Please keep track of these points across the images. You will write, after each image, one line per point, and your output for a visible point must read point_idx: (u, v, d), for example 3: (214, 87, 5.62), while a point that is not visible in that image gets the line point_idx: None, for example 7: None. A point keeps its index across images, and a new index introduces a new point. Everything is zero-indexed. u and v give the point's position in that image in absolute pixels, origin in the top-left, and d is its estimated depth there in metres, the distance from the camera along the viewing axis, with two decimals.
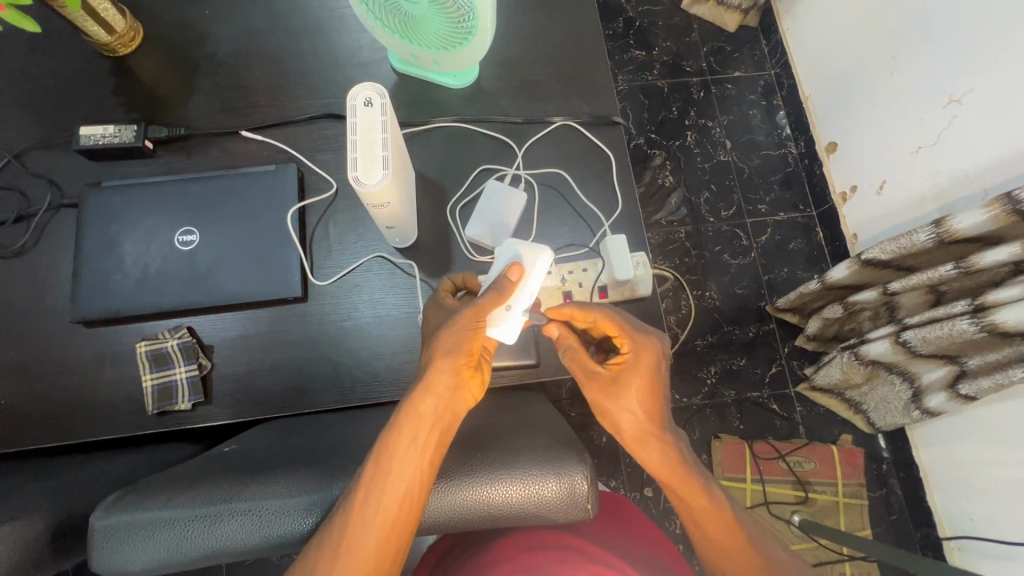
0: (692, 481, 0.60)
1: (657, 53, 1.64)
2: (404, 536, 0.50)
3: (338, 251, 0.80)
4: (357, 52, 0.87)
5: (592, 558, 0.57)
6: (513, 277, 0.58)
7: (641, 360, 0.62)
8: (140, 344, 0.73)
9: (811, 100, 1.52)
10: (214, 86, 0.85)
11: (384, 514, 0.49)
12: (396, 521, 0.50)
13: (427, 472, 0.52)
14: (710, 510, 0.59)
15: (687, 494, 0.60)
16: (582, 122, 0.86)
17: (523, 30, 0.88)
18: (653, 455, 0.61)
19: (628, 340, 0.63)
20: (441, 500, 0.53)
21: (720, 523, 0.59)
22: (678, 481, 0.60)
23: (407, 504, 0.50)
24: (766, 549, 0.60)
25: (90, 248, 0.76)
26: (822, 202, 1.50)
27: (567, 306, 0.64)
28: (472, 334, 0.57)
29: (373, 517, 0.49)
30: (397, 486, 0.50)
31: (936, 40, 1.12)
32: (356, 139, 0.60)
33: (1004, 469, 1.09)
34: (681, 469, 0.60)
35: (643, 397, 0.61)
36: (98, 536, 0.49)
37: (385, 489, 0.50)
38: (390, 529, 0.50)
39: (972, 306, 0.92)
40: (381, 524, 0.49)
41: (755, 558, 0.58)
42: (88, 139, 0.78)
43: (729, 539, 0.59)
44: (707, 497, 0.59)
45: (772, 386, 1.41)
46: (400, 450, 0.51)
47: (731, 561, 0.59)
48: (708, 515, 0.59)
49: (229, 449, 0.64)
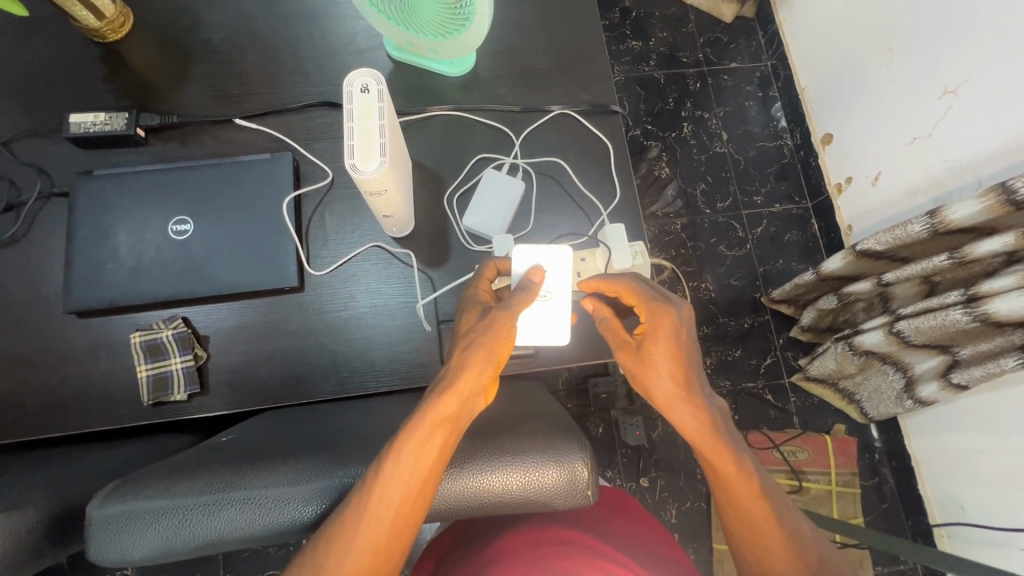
0: (720, 442, 0.59)
1: (653, 44, 1.63)
2: (408, 529, 0.50)
3: (335, 240, 0.79)
4: (353, 40, 0.86)
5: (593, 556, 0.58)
6: (535, 282, 0.65)
7: (659, 325, 0.62)
8: (134, 335, 0.72)
9: (807, 92, 1.52)
10: (206, 73, 0.84)
11: (388, 508, 0.49)
12: (404, 514, 0.49)
13: (436, 466, 0.51)
14: (739, 480, 0.58)
15: (714, 457, 0.59)
16: (580, 111, 0.85)
17: (520, 18, 0.88)
18: (683, 419, 0.61)
19: (646, 305, 0.64)
20: (443, 491, 0.53)
21: (747, 489, 0.58)
22: (707, 444, 0.59)
23: (413, 497, 0.50)
24: (791, 521, 0.58)
25: (82, 238, 0.75)
26: (817, 194, 1.51)
27: (593, 278, 0.68)
28: (504, 341, 0.58)
29: (375, 507, 0.49)
30: (404, 485, 0.49)
31: (932, 31, 1.12)
32: (353, 126, 0.60)
33: (994, 457, 1.11)
34: (708, 433, 0.59)
35: (666, 362, 0.62)
36: (95, 526, 0.49)
37: (388, 480, 0.49)
38: (393, 522, 0.49)
39: (966, 296, 0.92)
40: (383, 515, 0.49)
41: (778, 527, 0.57)
42: (78, 127, 0.77)
43: (755, 507, 0.57)
44: (734, 460, 0.58)
45: (767, 377, 1.43)
46: (406, 439, 0.50)
47: (757, 530, 0.57)
48: (739, 482, 0.58)
49: (225, 439, 0.64)
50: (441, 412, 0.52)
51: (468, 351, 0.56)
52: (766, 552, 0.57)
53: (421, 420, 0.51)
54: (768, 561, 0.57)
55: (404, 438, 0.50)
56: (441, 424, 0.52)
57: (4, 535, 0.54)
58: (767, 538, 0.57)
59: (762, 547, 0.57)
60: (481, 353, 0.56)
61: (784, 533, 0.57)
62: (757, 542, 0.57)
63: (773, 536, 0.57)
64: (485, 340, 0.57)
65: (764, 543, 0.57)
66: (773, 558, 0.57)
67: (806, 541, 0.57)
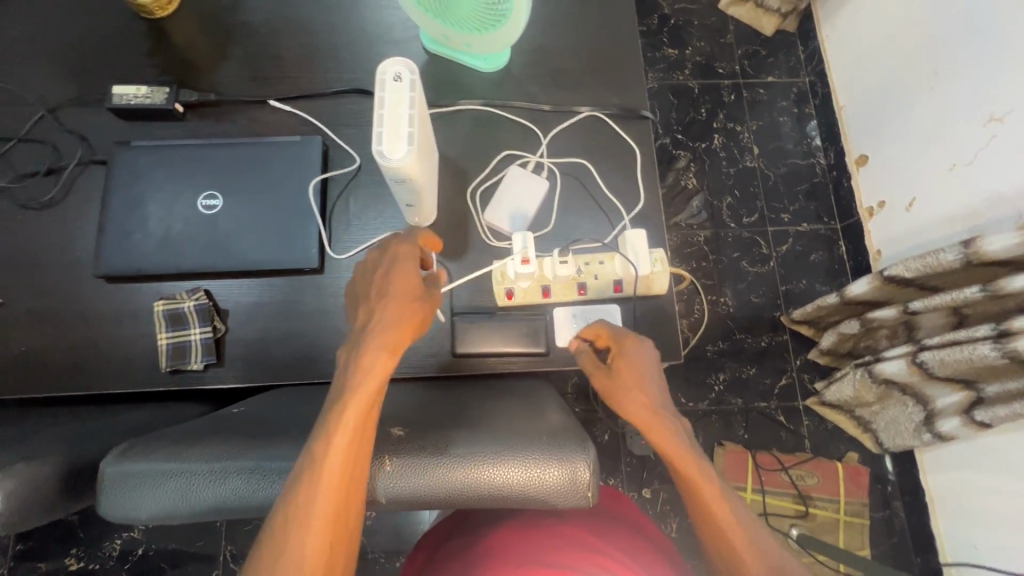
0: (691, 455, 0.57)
1: (689, 53, 1.61)
2: (356, 499, 0.49)
3: (357, 226, 0.80)
4: (389, 30, 0.87)
5: (592, 545, 0.58)
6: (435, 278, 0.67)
7: (623, 346, 0.67)
8: (157, 303, 0.75)
9: (845, 110, 1.49)
10: (246, 53, 0.86)
11: (336, 477, 0.48)
12: (355, 489, 0.49)
13: (369, 435, 0.50)
14: (708, 489, 0.54)
15: (692, 474, 0.55)
16: (610, 114, 0.85)
17: (557, 17, 0.88)
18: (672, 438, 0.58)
19: (604, 326, 0.71)
20: (399, 469, 0.52)
21: (728, 513, 0.53)
22: (679, 456, 0.56)
23: (359, 470, 0.49)
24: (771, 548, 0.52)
25: (116, 206, 0.77)
26: (847, 216, 1.47)
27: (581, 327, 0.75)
28: (416, 313, 0.59)
29: (327, 483, 0.47)
30: (348, 451, 0.48)
31: (981, 56, 1.09)
32: (383, 114, 0.60)
33: (1014, 500, 1.07)
34: (683, 449, 0.57)
35: (635, 379, 0.63)
36: (107, 483, 0.50)
37: (336, 458, 0.48)
38: (342, 493, 0.48)
39: (996, 331, 0.91)
40: (336, 492, 0.48)
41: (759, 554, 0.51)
42: (121, 99, 0.80)
43: (731, 528, 0.52)
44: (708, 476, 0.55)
45: (780, 398, 1.40)
46: (342, 416, 0.49)
47: (740, 556, 0.51)
48: (711, 497, 0.54)
49: (236, 410, 0.65)
50: (375, 377, 0.52)
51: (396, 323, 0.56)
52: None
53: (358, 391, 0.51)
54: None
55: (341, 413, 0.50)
56: (371, 389, 0.51)
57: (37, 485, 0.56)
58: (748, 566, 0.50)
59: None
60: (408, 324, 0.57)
61: (769, 558, 0.51)
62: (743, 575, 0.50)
63: (753, 560, 0.50)
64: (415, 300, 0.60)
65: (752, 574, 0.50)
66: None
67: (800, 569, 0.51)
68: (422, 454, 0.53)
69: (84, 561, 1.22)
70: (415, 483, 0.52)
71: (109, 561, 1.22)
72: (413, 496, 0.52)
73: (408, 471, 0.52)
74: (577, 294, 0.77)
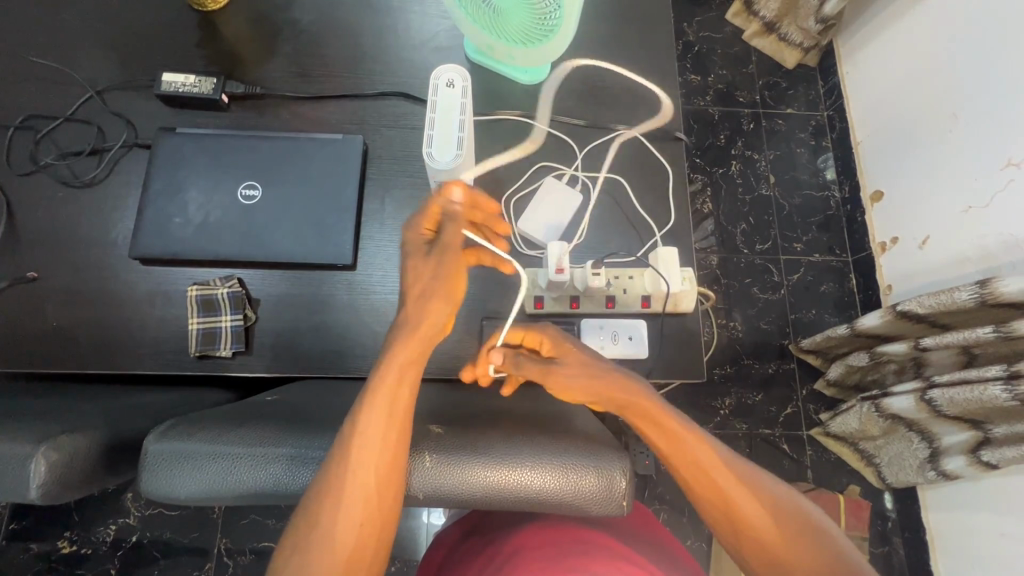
0: (678, 424, 0.58)
1: (711, 80, 1.64)
2: (390, 506, 0.51)
3: (390, 226, 0.81)
4: (435, 37, 0.89)
5: (619, 554, 0.59)
6: (457, 198, 0.56)
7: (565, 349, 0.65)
8: (191, 287, 0.76)
9: (862, 146, 1.51)
10: (292, 50, 0.88)
11: (365, 487, 0.50)
12: (384, 495, 0.51)
13: (400, 445, 0.52)
14: (682, 434, 0.58)
15: (694, 455, 0.57)
16: (645, 133, 0.87)
17: (598, 37, 0.90)
18: (663, 423, 0.58)
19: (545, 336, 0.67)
20: (430, 476, 0.53)
21: (738, 490, 0.56)
22: (653, 417, 0.59)
23: (391, 480, 0.51)
24: (760, 487, 0.56)
25: (156, 189, 0.78)
26: (859, 250, 1.49)
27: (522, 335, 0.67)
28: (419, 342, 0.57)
29: (353, 490, 0.50)
30: (377, 462, 0.51)
31: (1002, 102, 1.12)
32: (434, 117, 0.62)
33: (1014, 542, 1.07)
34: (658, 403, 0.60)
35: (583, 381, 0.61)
36: (151, 460, 0.52)
37: (357, 466, 0.50)
38: (376, 499, 0.51)
39: (1007, 372, 0.93)
40: (363, 496, 0.50)
41: (779, 525, 0.54)
42: (170, 86, 0.82)
43: (721, 477, 0.56)
44: (710, 453, 0.57)
45: (786, 426, 1.39)
46: (366, 426, 0.52)
47: (755, 531, 0.54)
48: (695, 448, 0.57)
49: (269, 398, 0.66)
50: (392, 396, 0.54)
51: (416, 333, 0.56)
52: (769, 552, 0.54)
53: (379, 404, 0.53)
54: (762, 539, 0.54)
55: (365, 423, 0.52)
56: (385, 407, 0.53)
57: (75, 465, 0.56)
58: (764, 537, 0.54)
59: (769, 550, 0.54)
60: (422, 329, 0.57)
61: (784, 524, 0.54)
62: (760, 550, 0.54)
63: (770, 532, 0.54)
64: (433, 287, 0.57)
65: (767, 546, 0.54)
66: (768, 534, 0.54)
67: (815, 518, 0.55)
68: (457, 451, 0.54)
69: (77, 544, 1.21)
70: (452, 481, 0.53)
71: (102, 546, 1.21)
72: (450, 492, 0.53)
73: (445, 466, 0.53)
74: (606, 306, 0.79)
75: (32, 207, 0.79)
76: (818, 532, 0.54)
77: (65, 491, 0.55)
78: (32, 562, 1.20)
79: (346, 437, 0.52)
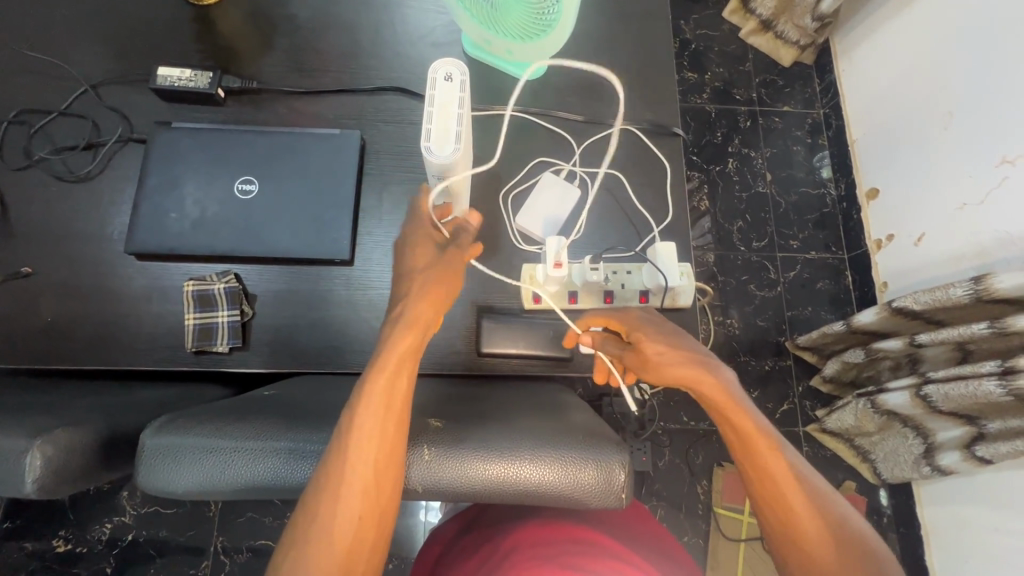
0: (753, 423, 0.58)
1: (708, 77, 1.64)
2: (388, 501, 0.51)
3: (388, 221, 0.81)
4: (432, 32, 0.89)
5: (616, 551, 0.59)
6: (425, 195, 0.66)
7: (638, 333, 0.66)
8: (187, 283, 0.75)
9: (858, 143, 1.52)
10: (288, 45, 0.87)
11: (363, 482, 0.50)
12: (382, 486, 0.50)
13: (398, 439, 0.52)
14: (755, 433, 0.57)
15: (762, 454, 0.56)
16: (642, 129, 0.87)
17: (596, 33, 0.90)
18: (738, 417, 0.58)
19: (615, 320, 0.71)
20: (427, 470, 0.53)
21: (797, 497, 0.54)
22: (730, 408, 0.58)
23: (389, 474, 0.51)
24: (820, 499, 0.55)
25: (151, 184, 0.77)
26: (855, 247, 1.50)
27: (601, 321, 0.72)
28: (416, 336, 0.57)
29: (351, 485, 0.49)
30: (374, 456, 0.50)
31: (997, 100, 1.13)
32: (432, 111, 0.61)
33: (1008, 537, 1.08)
34: (734, 398, 0.59)
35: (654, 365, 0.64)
36: (147, 454, 0.52)
37: (354, 457, 0.50)
38: (374, 494, 0.50)
39: (1001, 367, 0.94)
40: (360, 489, 0.50)
41: (832, 540, 0.53)
42: (165, 80, 0.81)
43: (785, 480, 0.55)
44: (778, 455, 0.56)
45: (782, 422, 1.40)
46: (362, 418, 0.51)
47: (807, 542, 0.53)
48: (763, 449, 0.56)
49: (266, 393, 0.66)
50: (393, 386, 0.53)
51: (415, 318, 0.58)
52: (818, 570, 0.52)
53: (373, 396, 0.52)
54: (812, 551, 0.53)
55: (359, 416, 0.51)
56: (382, 401, 0.52)
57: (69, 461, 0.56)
58: (815, 550, 0.53)
59: (817, 564, 0.52)
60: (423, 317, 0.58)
61: (840, 544, 0.52)
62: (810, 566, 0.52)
63: (821, 544, 0.53)
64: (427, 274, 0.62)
65: (819, 565, 0.52)
66: (818, 547, 0.52)
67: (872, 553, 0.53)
68: (456, 446, 0.54)
69: (72, 543, 1.20)
70: (451, 475, 0.53)
71: (97, 545, 1.20)
72: (448, 485, 0.53)
73: (445, 462, 0.53)
74: (603, 301, 0.79)
75: (26, 202, 0.78)
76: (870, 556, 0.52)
77: (62, 486, 0.55)
78: (27, 561, 1.19)
79: (342, 429, 0.51)
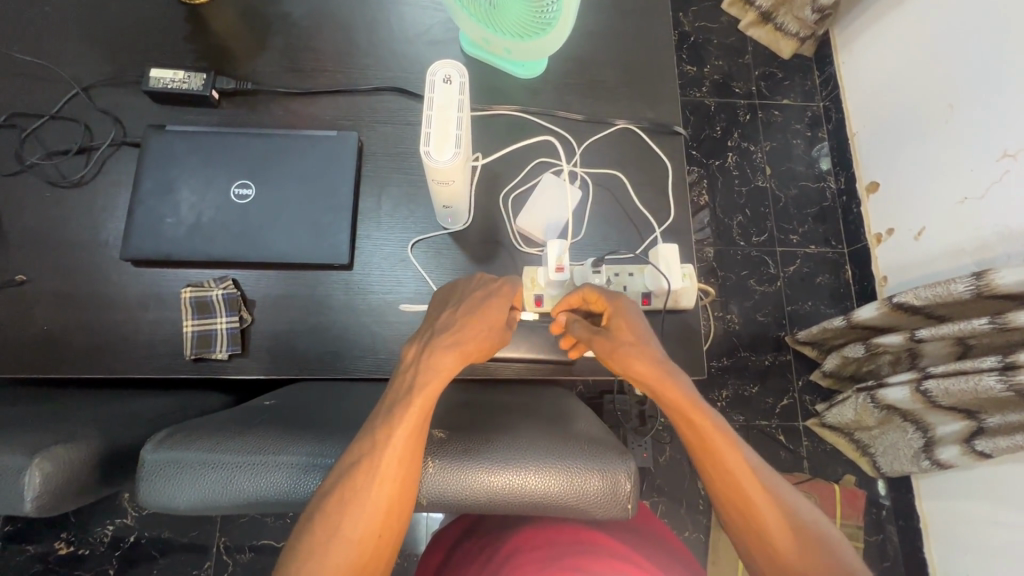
0: (713, 425, 0.57)
1: (707, 71, 1.62)
2: (401, 515, 0.51)
3: (386, 223, 0.80)
4: (429, 30, 0.87)
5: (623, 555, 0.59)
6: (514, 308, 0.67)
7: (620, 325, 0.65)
8: (184, 289, 0.74)
9: (857, 137, 1.51)
10: (284, 44, 0.86)
11: (378, 498, 0.50)
12: (397, 501, 0.50)
13: (416, 452, 0.52)
14: (712, 434, 0.57)
15: (725, 458, 0.56)
16: (643, 128, 0.86)
17: (595, 29, 0.88)
18: (700, 421, 0.57)
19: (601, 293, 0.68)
20: (433, 483, 0.53)
21: (760, 497, 0.54)
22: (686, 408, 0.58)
23: (404, 487, 0.51)
24: (781, 497, 0.55)
25: (146, 189, 0.76)
26: (855, 241, 1.49)
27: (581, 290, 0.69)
28: (475, 350, 0.60)
29: (368, 502, 0.49)
30: (391, 470, 0.50)
31: (997, 94, 1.12)
32: (432, 114, 0.60)
33: (1007, 530, 1.09)
34: (689, 397, 0.58)
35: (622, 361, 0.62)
36: (148, 469, 0.51)
37: (378, 477, 0.50)
38: (387, 510, 0.50)
39: (1002, 363, 0.93)
40: (380, 505, 0.50)
41: (792, 537, 0.53)
42: (157, 82, 0.79)
43: (747, 482, 0.55)
44: (741, 458, 0.56)
45: (782, 418, 1.40)
46: (392, 432, 0.52)
47: (772, 541, 0.53)
48: (724, 450, 0.56)
49: (266, 404, 0.65)
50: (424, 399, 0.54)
51: (462, 340, 0.58)
52: (782, 562, 0.52)
53: (396, 419, 0.53)
54: (774, 549, 0.53)
55: (385, 434, 0.51)
56: (408, 416, 0.52)
57: (72, 479, 0.55)
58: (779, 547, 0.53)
59: (781, 560, 0.53)
60: (471, 348, 0.59)
61: (801, 539, 0.53)
62: (773, 557, 0.53)
63: (786, 542, 0.53)
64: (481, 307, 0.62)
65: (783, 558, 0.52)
66: (782, 545, 0.53)
67: (826, 534, 0.54)
68: (459, 459, 0.53)
69: (74, 545, 1.20)
70: (456, 488, 0.53)
71: (100, 546, 1.20)
72: (456, 498, 0.53)
73: (449, 473, 0.53)
74: None
75: (18, 208, 0.77)
76: (828, 545, 0.53)
77: (61, 502, 0.54)
78: (29, 563, 1.19)
79: (358, 451, 0.51)
